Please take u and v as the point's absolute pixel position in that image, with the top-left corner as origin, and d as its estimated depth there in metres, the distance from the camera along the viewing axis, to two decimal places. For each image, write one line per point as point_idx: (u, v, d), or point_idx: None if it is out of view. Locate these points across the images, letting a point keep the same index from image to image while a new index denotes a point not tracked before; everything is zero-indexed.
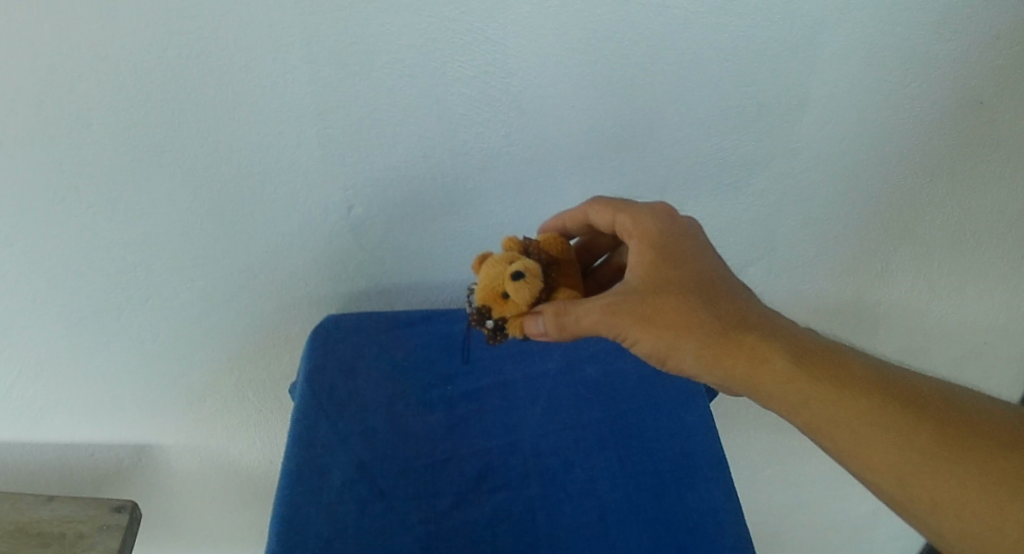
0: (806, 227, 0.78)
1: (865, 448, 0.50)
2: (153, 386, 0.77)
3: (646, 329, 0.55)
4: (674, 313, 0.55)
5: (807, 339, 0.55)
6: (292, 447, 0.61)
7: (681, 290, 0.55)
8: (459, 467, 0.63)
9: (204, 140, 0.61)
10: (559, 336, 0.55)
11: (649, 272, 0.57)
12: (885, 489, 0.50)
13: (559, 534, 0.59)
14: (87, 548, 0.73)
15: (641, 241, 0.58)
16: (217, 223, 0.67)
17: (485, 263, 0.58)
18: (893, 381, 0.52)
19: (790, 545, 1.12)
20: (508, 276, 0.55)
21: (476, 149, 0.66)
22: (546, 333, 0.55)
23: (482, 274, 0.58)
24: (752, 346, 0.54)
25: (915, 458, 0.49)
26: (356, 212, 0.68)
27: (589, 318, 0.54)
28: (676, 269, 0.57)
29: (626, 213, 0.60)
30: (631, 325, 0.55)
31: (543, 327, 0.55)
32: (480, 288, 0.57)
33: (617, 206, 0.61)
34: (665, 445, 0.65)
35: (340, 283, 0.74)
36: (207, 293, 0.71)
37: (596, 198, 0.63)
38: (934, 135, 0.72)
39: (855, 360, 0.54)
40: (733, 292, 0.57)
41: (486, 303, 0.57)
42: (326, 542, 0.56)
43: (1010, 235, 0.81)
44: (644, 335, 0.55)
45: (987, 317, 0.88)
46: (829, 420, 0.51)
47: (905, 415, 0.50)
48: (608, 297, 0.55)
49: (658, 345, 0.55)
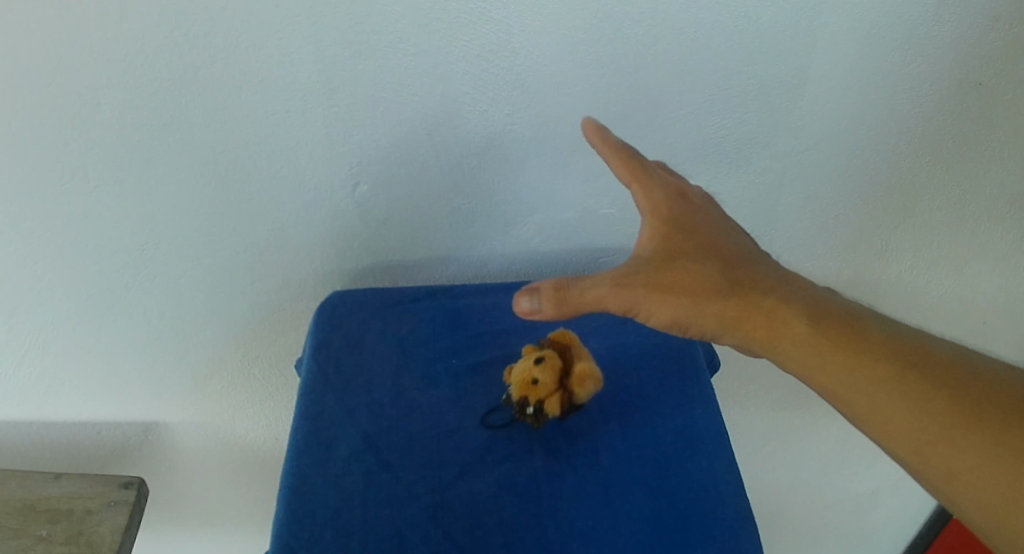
0: (806, 206, 0.78)
1: (883, 416, 0.51)
2: (159, 363, 0.78)
3: (661, 302, 0.53)
4: (693, 281, 0.54)
5: (827, 302, 0.55)
6: (298, 420, 0.61)
7: (696, 261, 0.55)
8: (464, 438, 0.61)
9: (212, 118, 0.62)
10: (557, 312, 0.51)
11: (661, 243, 0.55)
12: (901, 455, 0.52)
13: (562, 504, 0.58)
14: (95, 524, 0.74)
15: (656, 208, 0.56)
16: (222, 201, 0.67)
17: (510, 372, 0.63)
18: (908, 346, 0.53)
19: (794, 521, 1.14)
20: (531, 362, 0.61)
21: (479, 128, 0.67)
22: (541, 310, 0.52)
23: (512, 374, 0.62)
24: (772, 313, 0.54)
25: (931, 426, 0.50)
26: (361, 189, 0.69)
27: (598, 295, 0.52)
28: (687, 240, 0.56)
29: (640, 179, 0.57)
30: (644, 299, 0.53)
31: (540, 304, 0.52)
32: (512, 386, 0.62)
33: (635, 166, 0.57)
34: (669, 417, 0.65)
35: (344, 257, 0.74)
36: (215, 270, 0.72)
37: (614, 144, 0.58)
38: (932, 115, 0.73)
39: (872, 323, 0.54)
40: (747, 259, 0.56)
41: (521, 395, 0.61)
42: (333, 512, 0.56)
43: (1010, 215, 0.82)
44: (656, 306, 0.53)
45: (987, 297, 0.89)
46: (847, 387, 0.52)
47: (922, 383, 0.51)
48: (619, 271, 0.54)
49: (672, 316, 0.54)
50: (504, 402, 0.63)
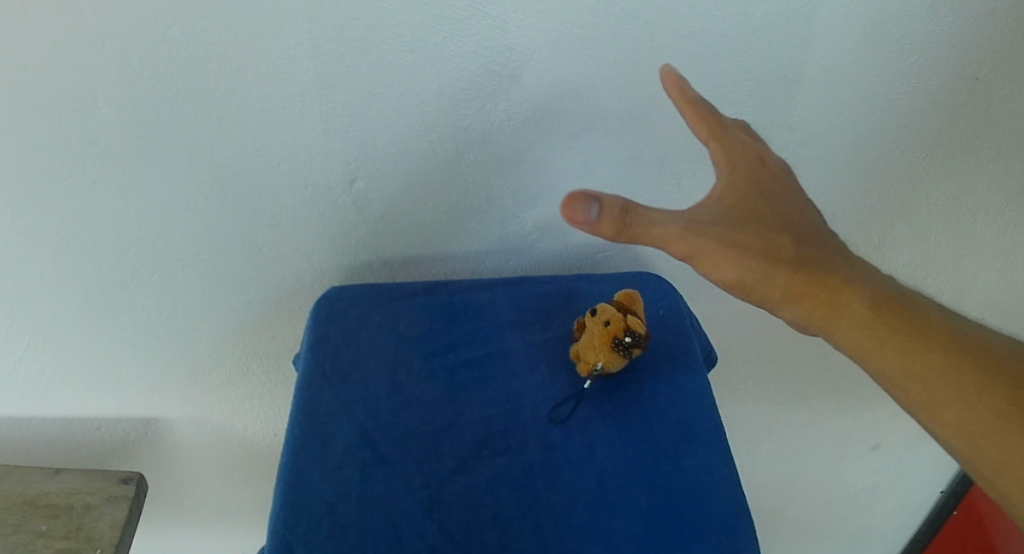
0: None
1: (936, 401, 0.52)
2: (158, 359, 0.79)
3: (731, 260, 0.51)
4: (764, 245, 0.52)
5: (888, 284, 0.55)
6: (294, 415, 0.61)
7: (770, 228, 0.53)
8: (460, 433, 0.61)
9: (210, 114, 0.62)
10: (614, 236, 0.46)
11: (734, 206, 0.53)
12: (950, 441, 0.53)
13: (557, 497, 0.58)
14: (94, 519, 0.74)
15: (733, 171, 0.55)
16: (220, 196, 0.68)
17: (603, 310, 0.63)
18: (965, 338, 0.53)
19: (793, 516, 1.14)
20: (630, 294, 0.64)
21: (475, 123, 0.67)
22: (598, 222, 0.45)
23: (608, 310, 0.63)
24: (837, 287, 0.53)
25: (985, 417, 0.51)
26: (359, 185, 0.69)
27: (666, 234, 0.49)
28: (761, 205, 0.54)
29: (719, 137, 0.55)
30: (715, 252, 0.51)
31: (597, 216, 0.45)
32: (617, 315, 0.62)
33: (715, 127, 0.55)
34: (666, 412, 0.64)
35: (341, 253, 0.74)
36: (213, 265, 0.72)
37: (695, 101, 0.56)
38: (929, 111, 0.73)
39: (931, 310, 0.54)
40: (815, 231, 0.55)
41: (629, 319, 0.62)
42: (330, 506, 0.56)
43: (1007, 210, 0.82)
44: (727, 262, 0.51)
45: (985, 292, 0.90)
46: (904, 369, 0.52)
47: (977, 373, 0.52)
48: (695, 223, 0.51)
49: (738, 276, 0.51)
50: (603, 334, 0.62)
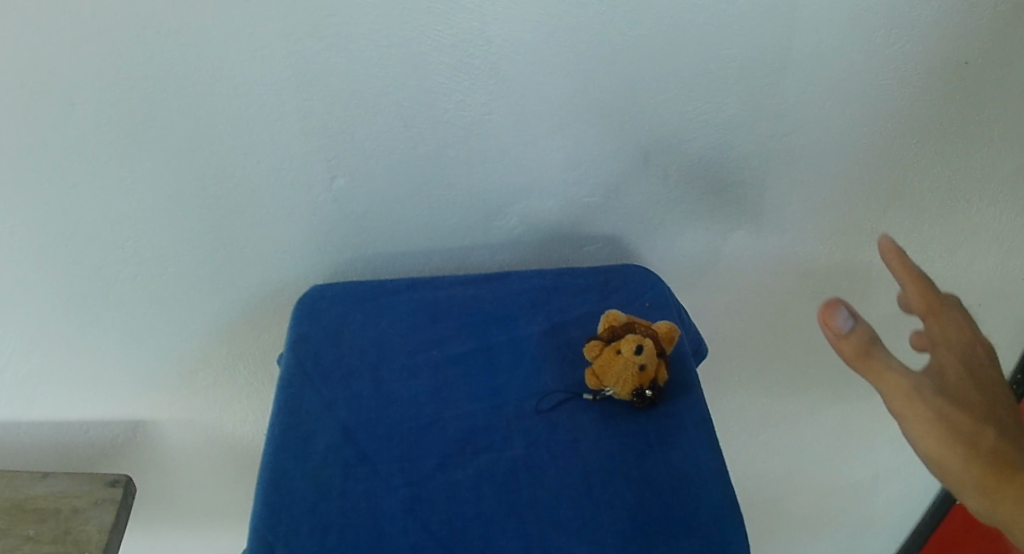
0: (795, 190, 0.77)
1: None
2: (145, 361, 0.78)
3: (929, 423, 0.43)
4: (960, 416, 0.44)
5: None
6: (275, 415, 0.61)
7: (988, 409, 0.45)
8: (443, 430, 0.61)
9: (186, 113, 0.62)
10: (858, 346, 0.44)
11: (948, 385, 0.46)
12: None
13: (541, 493, 0.57)
14: (82, 522, 0.74)
15: (950, 348, 0.48)
16: (200, 196, 0.67)
17: (645, 355, 0.59)
18: None
19: (791, 508, 1.13)
20: (667, 339, 0.62)
21: (455, 117, 0.66)
22: (853, 330, 0.44)
23: (649, 357, 0.60)
24: None
25: None
26: (339, 182, 0.68)
27: (891, 389, 0.44)
28: (980, 396, 0.45)
29: (938, 313, 0.48)
30: (917, 410, 0.44)
31: (850, 323, 0.44)
32: (651, 368, 0.60)
33: (937, 303, 0.49)
34: (655, 406, 0.62)
35: (323, 251, 0.73)
36: (196, 266, 0.72)
37: (922, 276, 0.49)
38: (918, 96, 0.72)
39: None
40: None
41: (657, 375, 0.61)
42: (311, 505, 0.55)
43: (1003, 195, 0.80)
44: (934, 435, 0.43)
45: (983, 279, 0.88)
46: None
47: None
48: (915, 383, 0.44)
49: (936, 443, 0.43)
50: (632, 384, 0.60)
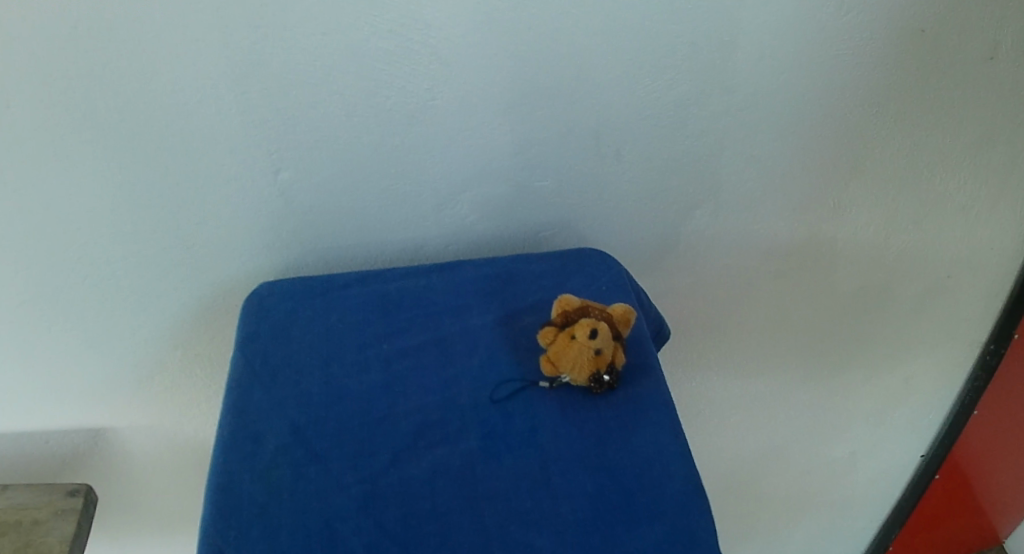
0: (753, 167, 0.76)
1: None
2: (100, 367, 0.77)
3: None
4: None
5: None
6: (224, 416, 0.60)
7: None
8: (396, 424, 0.59)
9: (120, 112, 0.60)
10: None
11: None
12: None
13: (497, 486, 0.56)
14: (43, 533, 0.72)
15: None
16: (142, 197, 0.66)
17: (602, 337, 0.58)
18: None
19: (771, 486, 1.13)
20: (624, 321, 0.61)
21: (399, 105, 0.65)
22: None
23: (606, 339, 0.58)
24: None
25: None
26: (283, 175, 0.67)
27: None
28: None
29: None
30: None
31: None
32: (609, 350, 0.59)
33: None
34: (614, 391, 0.61)
35: (273, 247, 0.71)
36: (144, 268, 0.70)
37: None
38: (873, 65, 0.70)
39: None
40: None
41: (614, 358, 0.60)
42: (260, 508, 0.54)
43: (965, 163, 0.79)
44: None
45: (950, 249, 0.87)
46: None
47: None
48: None
49: None
50: (590, 368, 0.59)
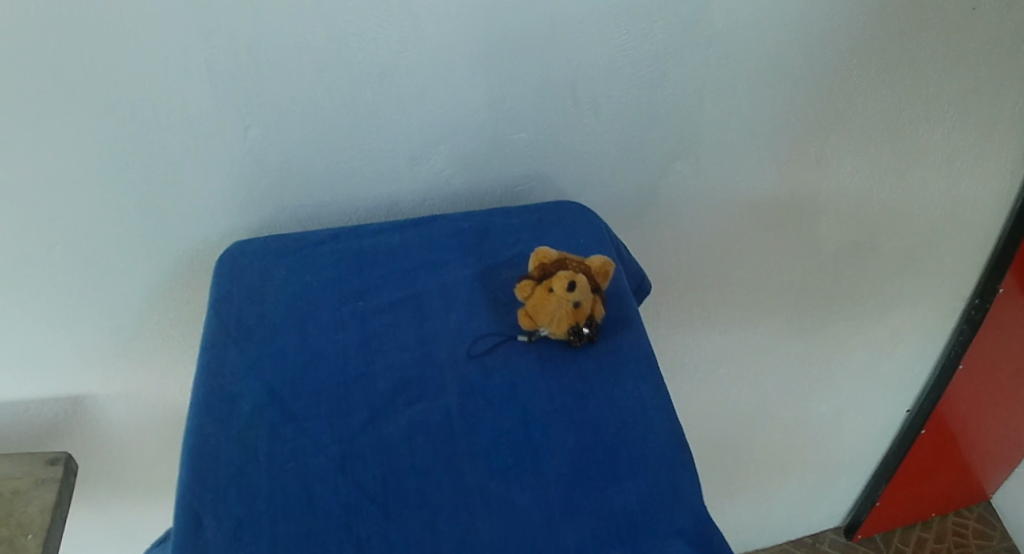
0: (733, 119, 0.75)
1: None
2: (76, 335, 0.76)
3: None
4: None
5: None
6: (199, 378, 0.59)
7: None
8: (373, 382, 0.59)
9: (80, 69, 0.58)
10: None
11: None
12: None
13: (477, 441, 0.55)
14: (23, 503, 0.72)
15: None
16: (108, 159, 0.64)
17: (580, 289, 0.57)
18: None
19: (758, 444, 1.13)
20: (603, 273, 0.60)
21: (370, 58, 0.63)
22: None
23: (584, 290, 0.58)
24: None
25: None
26: (254, 132, 0.65)
27: None
28: None
29: None
30: None
31: None
32: (588, 302, 0.58)
33: None
34: (593, 345, 0.60)
35: (246, 207, 0.70)
36: (116, 232, 0.69)
37: None
38: (854, 12, 0.69)
39: None
40: None
41: (593, 311, 0.59)
42: (237, 469, 0.53)
43: (949, 112, 0.78)
44: None
45: (934, 201, 0.86)
46: None
47: None
48: None
49: None
50: (568, 321, 0.58)
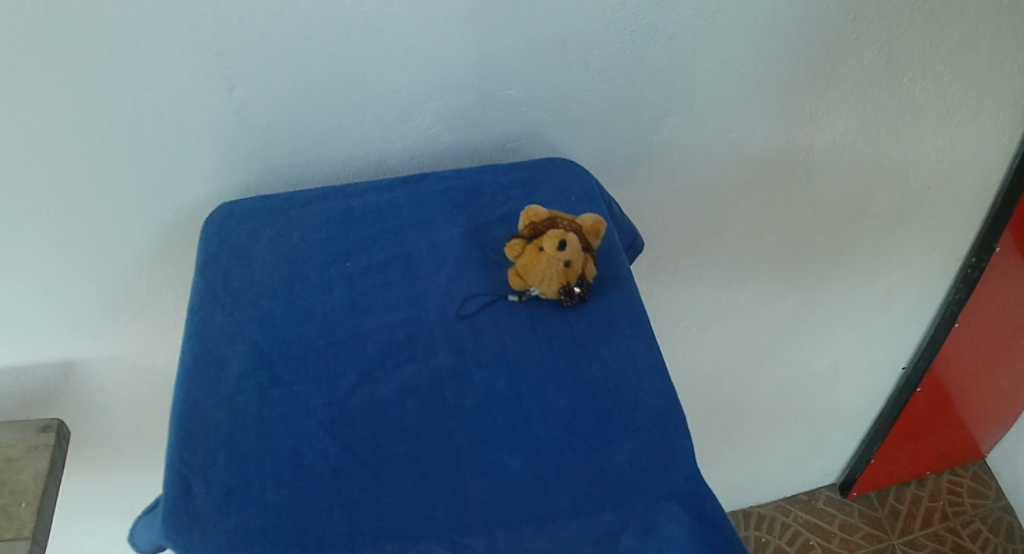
0: (729, 73, 0.73)
1: None
2: (63, 300, 0.75)
3: None
4: None
5: None
6: (186, 342, 0.58)
7: None
8: (362, 344, 0.58)
9: (54, 29, 0.56)
10: None
11: None
12: None
13: (468, 404, 0.54)
14: (16, 472, 0.72)
15: None
16: (88, 121, 0.62)
17: (570, 247, 0.56)
18: None
19: (752, 402, 1.14)
20: (593, 231, 0.59)
21: (354, 13, 0.61)
22: None
23: (575, 249, 0.57)
24: None
25: None
26: (237, 92, 0.63)
27: None
28: None
29: None
30: None
31: None
32: (578, 261, 0.57)
33: None
34: (584, 304, 0.60)
35: (231, 167, 0.69)
36: (99, 196, 0.68)
37: None
38: None
39: None
40: None
41: (584, 270, 0.58)
42: (226, 434, 0.53)
43: (950, 65, 0.76)
44: None
45: (932, 157, 0.85)
46: None
47: None
48: None
49: None
50: (559, 280, 0.57)
